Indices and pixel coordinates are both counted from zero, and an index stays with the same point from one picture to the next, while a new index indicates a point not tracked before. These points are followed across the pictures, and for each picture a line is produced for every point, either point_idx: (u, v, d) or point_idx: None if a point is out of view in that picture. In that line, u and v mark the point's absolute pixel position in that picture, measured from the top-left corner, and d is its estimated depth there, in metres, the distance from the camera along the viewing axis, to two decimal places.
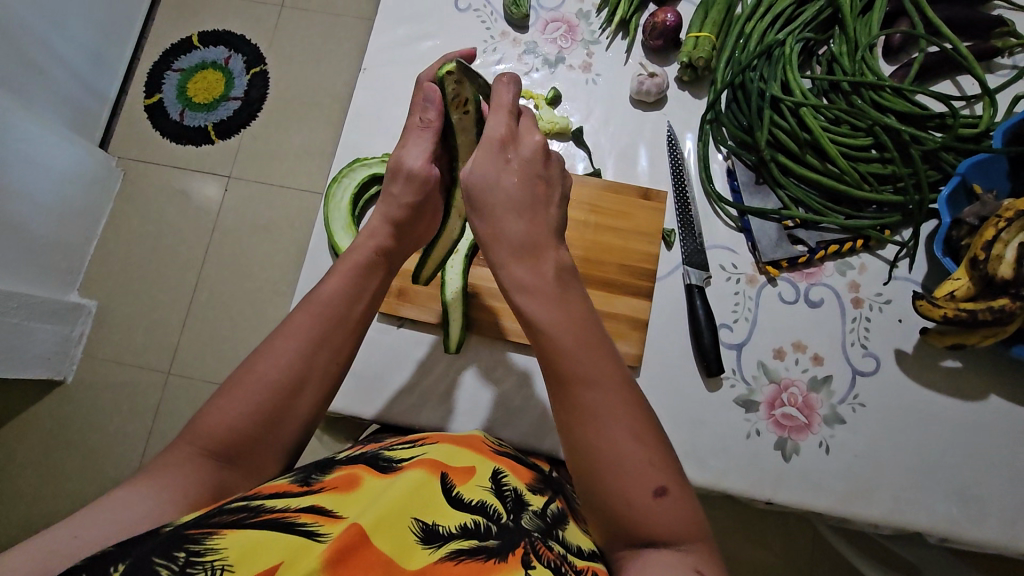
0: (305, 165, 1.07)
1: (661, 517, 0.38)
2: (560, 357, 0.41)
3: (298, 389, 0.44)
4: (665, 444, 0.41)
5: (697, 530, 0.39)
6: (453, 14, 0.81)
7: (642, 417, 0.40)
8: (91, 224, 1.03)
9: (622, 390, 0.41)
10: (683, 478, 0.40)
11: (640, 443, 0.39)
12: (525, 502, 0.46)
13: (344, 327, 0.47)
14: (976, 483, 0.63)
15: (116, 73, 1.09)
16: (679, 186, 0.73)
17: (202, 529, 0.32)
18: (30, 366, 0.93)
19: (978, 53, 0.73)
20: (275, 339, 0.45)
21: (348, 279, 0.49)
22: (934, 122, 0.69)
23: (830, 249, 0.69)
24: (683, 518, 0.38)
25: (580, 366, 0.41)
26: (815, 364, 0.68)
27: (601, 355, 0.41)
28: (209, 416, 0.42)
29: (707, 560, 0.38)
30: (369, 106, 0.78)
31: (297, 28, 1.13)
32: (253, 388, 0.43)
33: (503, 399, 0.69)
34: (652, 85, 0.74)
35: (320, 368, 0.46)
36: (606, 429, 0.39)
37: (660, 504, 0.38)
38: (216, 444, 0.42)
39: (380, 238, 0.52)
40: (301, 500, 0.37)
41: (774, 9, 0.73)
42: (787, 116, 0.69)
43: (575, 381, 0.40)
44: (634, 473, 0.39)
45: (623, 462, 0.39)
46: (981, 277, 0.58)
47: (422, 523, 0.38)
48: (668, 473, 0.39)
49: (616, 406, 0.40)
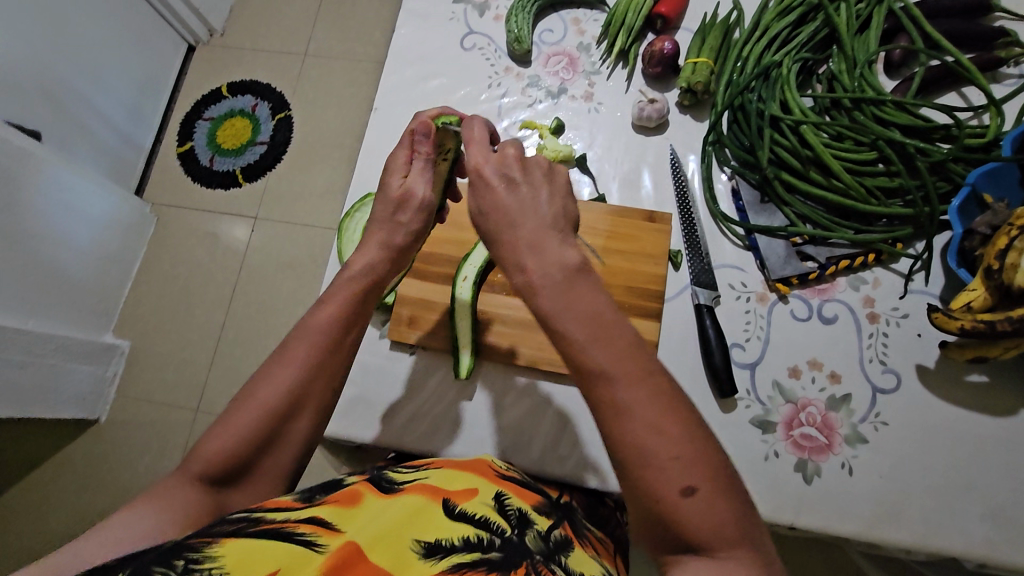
0: (327, 204, 1.11)
1: (692, 520, 0.34)
2: (576, 349, 0.37)
3: (295, 412, 0.46)
4: (701, 435, 0.36)
5: (738, 535, 0.35)
6: (460, 53, 0.85)
7: (670, 409, 0.36)
8: (126, 267, 1.08)
9: (645, 381, 0.36)
10: (724, 474, 0.35)
11: (667, 440, 0.35)
12: (530, 522, 0.47)
13: (338, 353, 0.48)
14: (1011, 504, 0.60)
15: (150, 125, 1.16)
16: (683, 207, 0.73)
17: (202, 539, 0.33)
18: (66, 405, 0.97)
19: (980, 64, 0.73)
20: (273, 365, 0.46)
21: (343, 305, 0.49)
22: (939, 133, 0.68)
23: (841, 265, 0.68)
24: (722, 523, 0.34)
25: (598, 358, 0.37)
26: (832, 382, 0.66)
27: (623, 345, 0.37)
28: (208, 442, 0.44)
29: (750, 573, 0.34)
30: (382, 144, 0.82)
31: (320, 76, 1.19)
32: (250, 416, 0.44)
33: (515, 425, 0.69)
34: (652, 110, 0.75)
35: (315, 395, 0.47)
36: (628, 426, 0.36)
37: (690, 508, 0.34)
38: (217, 468, 0.43)
39: (373, 261, 0.51)
40: (303, 513, 0.38)
41: (770, 32, 0.75)
42: (787, 134, 0.70)
43: (591, 375, 0.37)
44: (660, 475, 0.35)
45: (649, 462, 0.35)
46: (997, 286, 0.56)
47: (424, 542, 0.38)
48: (701, 472, 0.35)
49: (641, 401, 0.36)
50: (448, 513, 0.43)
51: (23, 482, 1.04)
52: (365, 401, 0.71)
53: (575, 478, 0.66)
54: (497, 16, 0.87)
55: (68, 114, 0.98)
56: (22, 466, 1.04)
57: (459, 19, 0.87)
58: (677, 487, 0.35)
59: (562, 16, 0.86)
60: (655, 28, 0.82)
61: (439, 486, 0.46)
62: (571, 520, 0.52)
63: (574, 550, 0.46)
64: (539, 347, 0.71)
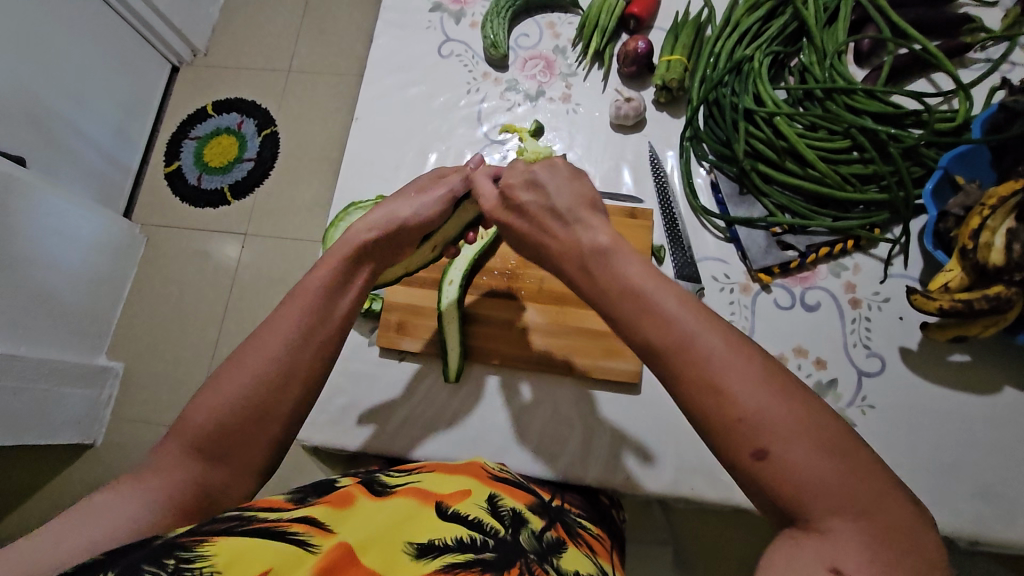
0: (315, 217, 1.11)
1: (773, 483, 0.34)
2: (629, 323, 0.39)
3: (287, 380, 0.46)
4: (778, 392, 0.34)
5: (837, 497, 0.32)
6: (438, 61, 0.86)
7: (733, 367, 0.35)
8: (117, 288, 1.08)
9: (700, 346, 0.36)
10: (810, 431, 0.33)
11: (731, 403, 0.35)
12: (524, 521, 0.47)
13: (331, 321, 0.49)
14: (1000, 481, 0.60)
15: (136, 146, 1.16)
16: (664, 203, 0.74)
17: (193, 538, 0.33)
18: (62, 430, 0.96)
19: (946, 51, 0.74)
20: (262, 335, 0.47)
21: (335, 271, 0.51)
22: (910, 119, 0.69)
23: (821, 252, 0.69)
24: (814, 486, 0.33)
25: (648, 332, 0.38)
26: (818, 368, 0.67)
27: (675, 307, 0.38)
28: (196, 413, 0.45)
29: (850, 540, 0.32)
30: (365, 153, 0.82)
31: (304, 91, 1.19)
32: (241, 384, 0.45)
33: (508, 427, 0.69)
34: (629, 108, 0.76)
35: (307, 363, 0.47)
36: (688, 393, 0.36)
37: (769, 471, 0.34)
38: (204, 440, 0.44)
39: (371, 231, 0.53)
40: (294, 514, 0.39)
41: (740, 27, 0.76)
42: (762, 126, 0.71)
43: (644, 346, 0.38)
44: (731, 440, 0.35)
45: (720, 429, 0.35)
46: (973, 266, 0.57)
47: (417, 543, 0.38)
48: (776, 433, 0.33)
49: (700, 365, 0.36)
50: (442, 515, 0.43)
51: (20, 510, 1.03)
52: (359, 410, 0.71)
53: (569, 476, 0.66)
54: (474, 23, 0.88)
55: (53, 139, 0.99)
56: (18, 494, 1.03)
57: (436, 28, 0.88)
58: (749, 450, 0.34)
59: (537, 21, 0.87)
60: (629, 28, 0.83)
61: (430, 491, 0.47)
62: (564, 519, 0.53)
63: (567, 549, 0.46)
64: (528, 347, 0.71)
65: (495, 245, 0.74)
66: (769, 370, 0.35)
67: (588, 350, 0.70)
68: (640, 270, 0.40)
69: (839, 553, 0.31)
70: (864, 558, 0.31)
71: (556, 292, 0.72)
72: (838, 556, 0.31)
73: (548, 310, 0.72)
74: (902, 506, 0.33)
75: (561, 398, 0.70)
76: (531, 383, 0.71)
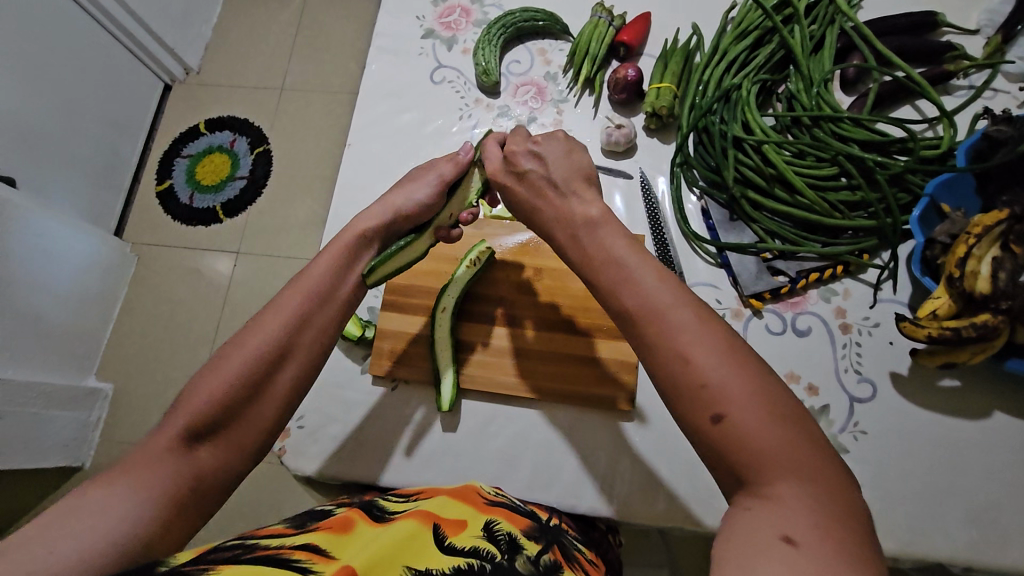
0: (308, 235, 1.10)
1: (730, 446, 0.34)
2: (606, 291, 0.42)
3: (284, 360, 0.49)
4: (740, 360, 0.36)
5: (781, 466, 0.33)
6: (430, 86, 0.87)
7: (706, 331, 0.37)
8: (107, 309, 1.07)
9: (672, 311, 0.38)
10: (771, 397, 0.34)
11: (696, 367, 0.36)
12: (520, 546, 0.47)
13: (330, 306, 0.53)
14: (992, 505, 0.61)
15: (129, 166, 1.16)
16: (655, 229, 0.75)
17: (198, 566, 0.34)
18: (49, 455, 0.94)
19: (931, 78, 0.76)
20: (264, 316, 0.50)
21: (337, 259, 0.55)
22: (896, 146, 0.70)
23: (811, 277, 0.70)
24: (766, 448, 0.33)
25: (626, 299, 0.41)
26: (810, 394, 0.67)
27: (650, 281, 0.40)
28: (196, 393, 0.45)
29: (797, 507, 0.31)
30: (359, 178, 0.83)
31: (298, 109, 1.19)
32: (242, 360, 0.47)
33: (503, 453, 0.70)
34: (620, 135, 0.77)
35: (306, 344, 0.50)
36: (659, 356, 0.38)
37: (726, 435, 0.34)
38: (199, 420, 0.44)
39: (374, 220, 0.58)
40: (295, 542, 0.39)
41: (728, 56, 0.77)
42: (750, 153, 0.72)
43: (624, 313, 0.41)
44: (694, 402, 0.36)
45: (685, 391, 0.36)
46: (960, 293, 0.58)
47: (414, 569, 0.39)
48: (736, 396, 0.34)
49: (670, 331, 0.38)
50: (439, 542, 0.43)
51: None
52: (353, 437, 0.71)
53: (562, 503, 0.67)
54: (466, 49, 0.88)
55: (43, 158, 0.98)
56: None
57: (428, 53, 0.89)
58: (709, 413, 0.35)
59: (528, 47, 0.88)
60: (619, 55, 0.84)
61: (431, 514, 0.47)
62: (561, 542, 0.52)
63: (564, 572, 0.46)
64: (522, 374, 0.71)
65: (488, 272, 0.74)
66: (735, 344, 0.37)
67: (585, 378, 0.70)
68: (625, 242, 0.43)
69: (791, 524, 0.31)
70: (815, 527, 0.31)
71: (549, 320, 0.72)
72: (790, 517, 0.31)
73: (541, 338, 0.72)
74: (847, 496, 0.33)
75: (555, 424, 0.70)
76: (527, 409, 0.71)
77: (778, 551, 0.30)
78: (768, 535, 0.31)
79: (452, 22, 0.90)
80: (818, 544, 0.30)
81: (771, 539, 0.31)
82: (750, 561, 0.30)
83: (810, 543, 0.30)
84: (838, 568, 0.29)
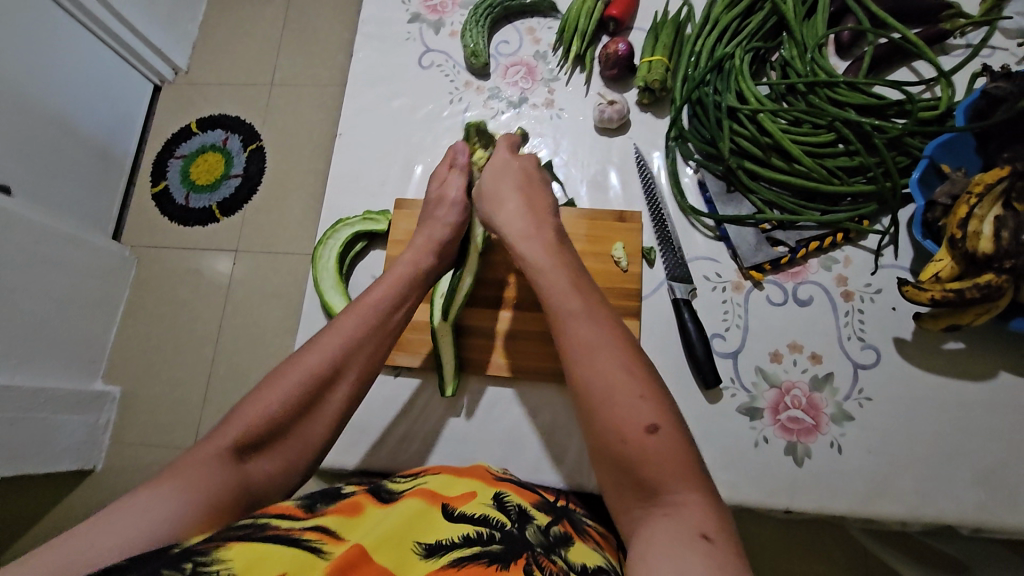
0: (307, 229, 1.10)
1: (654, 454, 0.40)
2: (551, 302, 0.50)
3: (337, 382, 0.50)
4: (655, 388, 0.44)
5: (691, 477, 0.40)
6: (418, 72, 0.86)
7: (632, 354, 0.45)
8: (110, 312, 1.07)
9: (608, 332, 0.47)
10: (678, 422, 0.43)
11: (633, 383, 0.44)
12: (530, 517, 0.47)
13: (383, 330, 0.54)
14: (1000, 466, 0.60)
15: (123, 168, 1.15)
16: (652, 204, 0.74)
17: (210, 544, 0.34)
18: (60, 459, 0.95)
19: (927, 38, 0.74)
20: (322, 336, 0.51)
21: (392, 287, 0.57)
22: (893, 109, 0.69)
23: (811, 246, 0.69)
24: (678, 462, 0.40)
25: (565, 305, 0.49)
26: (814, 363, 0.67)
27: (569, 290, 0.50)
28: (251, 408, 0.46)
29: (701, 513, 0.38)
30: (354, 168, 0.82)
31: (289, 103, 1.18)
32: (298, 380, 0.48)
33: (510, 436, 0.70)
34: (612, 111, 0.76)
35: (358, 367, 0.51)
36: (597, 363, 0.45)
37: (655, 443, 0.41)
38: (251, 434, 0.45)
39: (427, 255, 0.62)
40: (307, 521, 0.39)
41: (720, 24, 0.76)
42: (746, 123, 0.71)
43: (560, 313, 0.49)
44: (630, 413, 0.42)
45: (618, 401, 0.43)
46: (963, 255, 0.57)
47: (424, 544, 0.39)
48: (662, 414, 0.42)
49: (601, 346, 0.46)
50: (448, 517, 0.43)
51: (18, 544, 1.00)
52: (358, 427, 0.71)
53: (570, 484, 0.67)
54: (453, 32, 0.87)
55: (39, 164, 0.98)
56: (16, 527, 1.00)
57: (415, 39, 0.88)
58: (642, 425, 0.41)
59: (517, 27, 0.87)
60: (609, 30, 0.83)
61: (437, 491, 0.47)
62: (570, 517, 0.52)
63: (574, 542, 0.46)
64: (525, 357, 0.71)
65: (486, 256, 0.74)
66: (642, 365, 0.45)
67: None
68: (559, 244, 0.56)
69: (705, 525, 0.37)
70: (718, 530, 0.38)
71: None
72: (696, 519, 0.38)
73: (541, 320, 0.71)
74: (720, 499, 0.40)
75: (559, 404, 0.70)
76: (532, 392, 0.71)
77: (697, 545, 0.36)
78: (689, 533, 0.37)
79: (438, 5, 0.89)
80: (725, 544, 0.37)
81: (692, 537, 0.37)
82: (673, 551, 0.36)
83: (717, 541, 0.37)
84: (737, 562, 0.36)
